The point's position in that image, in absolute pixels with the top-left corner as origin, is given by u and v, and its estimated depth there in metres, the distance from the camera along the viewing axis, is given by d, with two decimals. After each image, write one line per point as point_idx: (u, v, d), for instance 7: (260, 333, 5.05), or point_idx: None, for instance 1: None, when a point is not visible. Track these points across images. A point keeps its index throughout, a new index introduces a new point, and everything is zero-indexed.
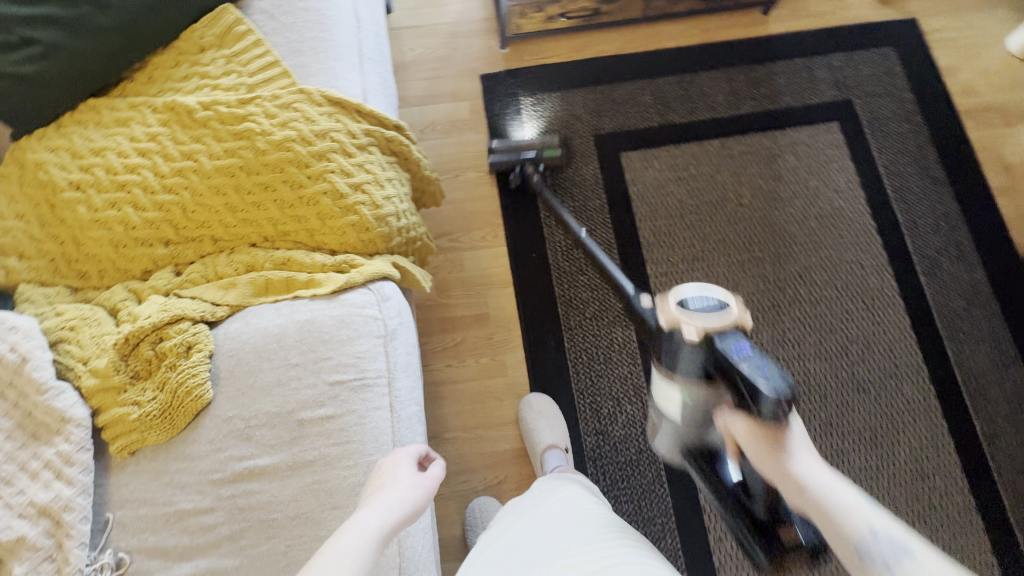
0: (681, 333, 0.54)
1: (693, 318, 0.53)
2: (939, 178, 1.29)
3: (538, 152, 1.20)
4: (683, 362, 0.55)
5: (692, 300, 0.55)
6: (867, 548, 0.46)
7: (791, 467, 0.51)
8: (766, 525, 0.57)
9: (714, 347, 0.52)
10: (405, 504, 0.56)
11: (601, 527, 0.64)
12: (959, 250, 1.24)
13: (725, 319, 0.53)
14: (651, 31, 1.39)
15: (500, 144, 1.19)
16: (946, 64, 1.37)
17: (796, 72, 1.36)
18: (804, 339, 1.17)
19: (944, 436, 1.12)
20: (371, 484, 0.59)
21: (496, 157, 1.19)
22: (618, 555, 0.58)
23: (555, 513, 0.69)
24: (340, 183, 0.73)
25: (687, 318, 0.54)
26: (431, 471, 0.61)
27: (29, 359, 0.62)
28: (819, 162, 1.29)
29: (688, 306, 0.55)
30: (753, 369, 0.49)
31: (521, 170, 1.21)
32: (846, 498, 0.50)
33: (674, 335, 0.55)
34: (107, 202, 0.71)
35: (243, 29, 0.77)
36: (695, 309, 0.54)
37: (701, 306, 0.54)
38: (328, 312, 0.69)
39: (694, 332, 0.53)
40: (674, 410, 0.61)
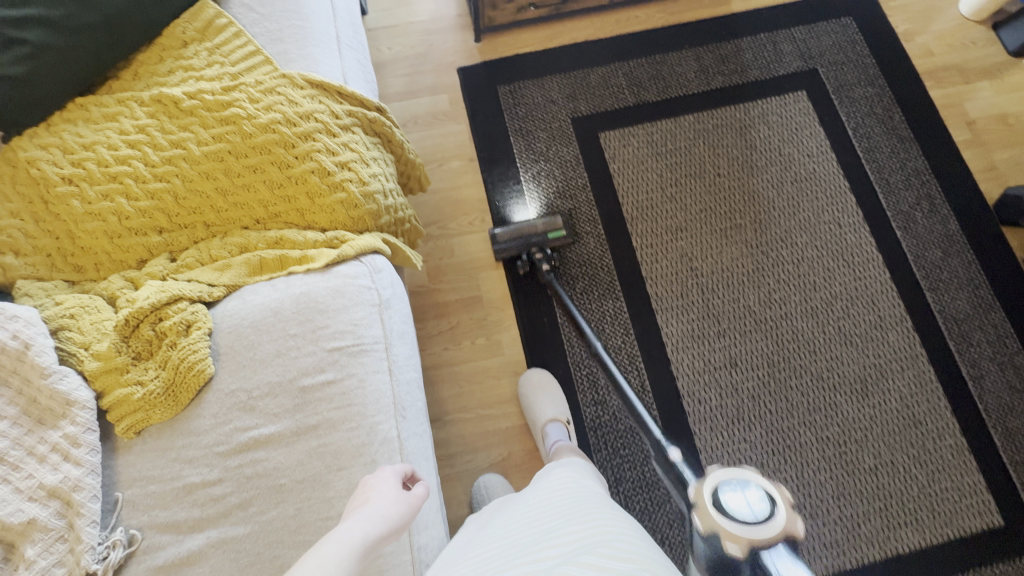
0: (722, 545, 0.45)
1: (736, 530, 0.44)
2: (906, 137, 1.33)
3: (543, 235, 1.18)
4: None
5: (729, 495, 0.47)
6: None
7: None
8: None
9: (761, 565, 0.43)
10: (389, 519, 0.54)
11: (594, 509, 0.64)
12: (931, 203, 1.28)
13: (777, 531, 0.44)
14: (620, 17, 1.44)
15: (504, 230, 1.17)
16: (903, 29, 1.43)
17: (761, 46, 1.41)
18: (790, 299, 1.20)
19: (932, 382, 1.15)
20: (355, 499, 0.57)
21: (501, 243, 1.16)
22: (607, 530, 0.58)
23: (549, 499, 0.69)
24: (327, 162, 0.75)
25: (730, 530, 0.44)
26: (417, 490, 0.59)
27: (32, 345, 0.63)
28: (791, 130, 1.33)
29: (727, 508, 0.46)
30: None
31: (528, 256, 1.17)
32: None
33: (711, 541, 0.46)
34: (99, 194, 0.73)
35: (223, 21, 0.80)
36: (738, 516, 0.45)
37: (742, 508, 0.45)
38: (322, 284, 0.71)
39: (739, 549, 0.43)
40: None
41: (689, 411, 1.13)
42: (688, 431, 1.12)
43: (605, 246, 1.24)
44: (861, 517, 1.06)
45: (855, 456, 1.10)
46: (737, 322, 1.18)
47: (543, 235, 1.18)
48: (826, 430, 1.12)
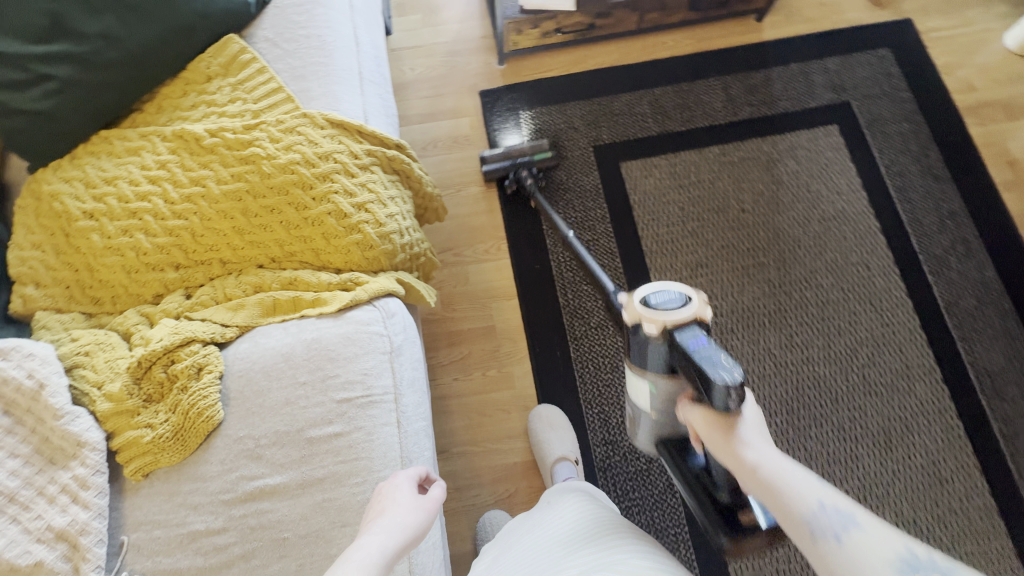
0: (643, 330, 0.56)
1: (654, 315, 0.55)
2: (942, 176, 1.28)
3: (530, 156, 1.23)
4: (650, 355, 0.57)
5: (654, 296, 0.57)
6: (815, 525, 0.45)
7: (744, 453, 0.49)
8: (727, 510, 0.56)
9: (673, 339, 0.54)
10: (407, 529, 0.55)
11: (606, 521, 0.69)
12: (967, 247, 1.23)
13: (687, 316, 0.54)
14: (647, 42, 1.40)
15: (493, 153, 1.23)
16: (944, 62, 1.37)
17: (792, 76, 1.36)
18: (812, 342, 1.16)
19: (961, 438, 1.10)
20: (371, 509, 0.58)
21: (490, 166, 1.23)
22: (623, 545, 0.63)
23: (562, 513, 0.73)
24: (344, 204, 0.74)
25: (649, 314, 0.55)
26: (433, 493, 0.60)
27: (46, 385, 0.63)
28: (820, 166, 1.29)
29: (651, 304, 0.57)
30: (709, 361, 0.50)
31: (516, 175, 1.22)
32: (791, 471, 0.49)
33: (637, 330, 0.57)
34: (119, 230, 0.73)
35: (247, 57, 0.80)
36: (657, 305, 0.56)
37: (662, 300, 0.56)
38: (334, 330, 0.70)
39: (654, 327, 0.55)
40: (643, 401, 0.64)
41: None
42: None
43: (622, 280, 1.22)
44: None
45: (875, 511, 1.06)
46: (756, 365, 1.15)
47: (531, 157, 1.23)
48: (845, 481, 1.08)
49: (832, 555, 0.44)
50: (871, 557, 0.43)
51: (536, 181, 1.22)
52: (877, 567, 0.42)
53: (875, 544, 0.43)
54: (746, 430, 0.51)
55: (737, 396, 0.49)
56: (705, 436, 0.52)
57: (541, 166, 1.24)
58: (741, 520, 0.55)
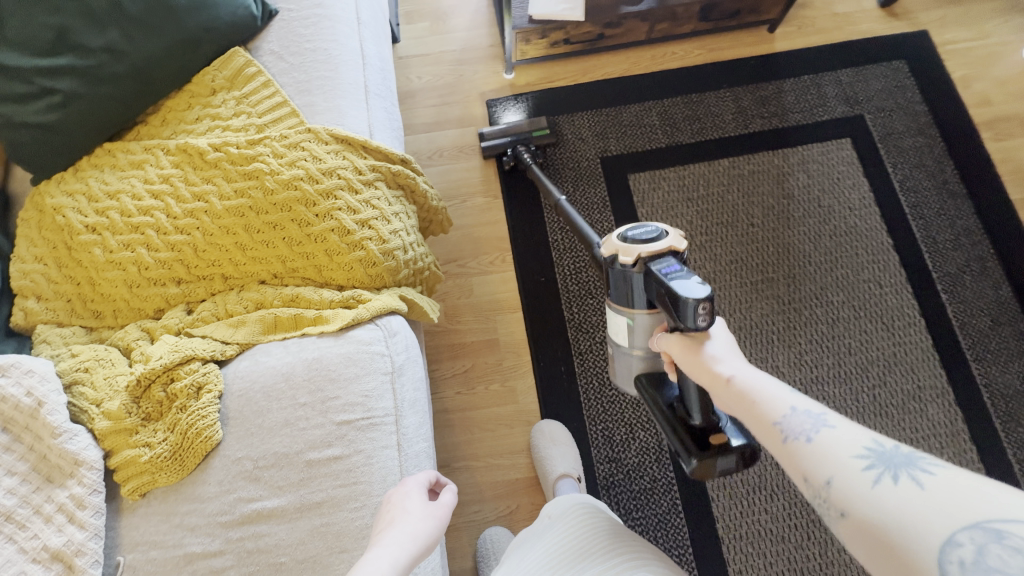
0: (619, 262, 0.59)
1: (629, 247, 0.58)
2: (957, 192, 1.26)
3: (528, 133, 1.26)
4: (628, 287, 0.60)
5: (633, 232, 0.60)
6: (785, 426, 0.42)
7: (718, 367, 0.48)
8: (700, 433, 0.59)
9: (648, 268, 0.56)
10: (418, 538, 0.54)
11: (607, 529, 0.68)
12: (982, 265, 1.20)
13: (661, 247, 0.57)
14: (657, 52, 1.39)
15: (491, 130, 1.26)
16: (961, 75, 1.35)
17: (804, 88, 1.34)
18: (821, 359, 1.14)
19: (973, 461, 1.07)
20: (382, 519, 0.57)
21: (490, 142, 1.25)
22: (628, 560, 0.63)
23: (561, 525, 0.71)
24: (347, 221, 0.73)
25: (625, 247, 0.58)
26: (443, 498, 0.60)
27: (44, 403, 0.63)
28: (832, 180, 1.27)
29: (629, 239, 0.60)
30: (678, 280, 0.52)
31: (513, 151, 1.24)
32: (765, 380, 0.46)
33: (615, 264, 0.60)
34: (121, 244, 0.73)
35: (252, 70, 0.79)
36: (634, 241, 0.59)
37: (638, 236, 0.59)
38: (335, 350, 0.69)
39: (629, 258, 0.57)
40: (622, 338, 0.66)
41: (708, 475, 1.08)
42: (705, 496, 1.07)
43: None
44: None
45: None
46: None
47: (529, 133, 1.26)
48: None
49: (802, 455, 0.40)
50: (845, 453, 0.39)
51: (534, 157, 1.24)
52: (847, 460, 0.38)
53: (848, 441, 0.39)
54: (719, 348, 0.50)
55: (706, 313, 0.50)
56: (681, 361, 0.53)
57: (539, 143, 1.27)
58: (712, 440, 0.59)
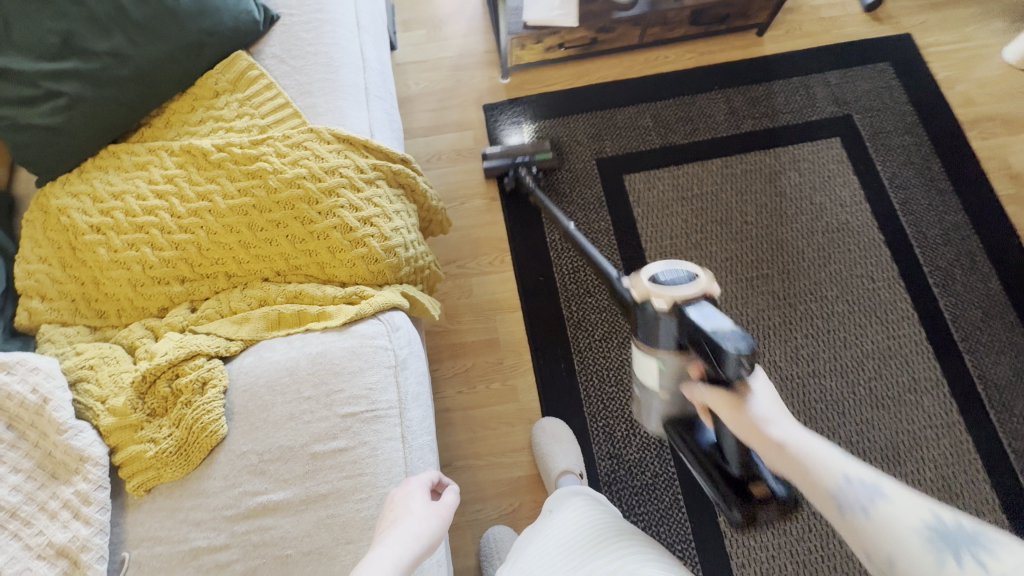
0: (651, 305, 0.54)
1: (661, 290, 0.54)
2: (945, 188, 1.28)
3: (530, 155, 1.26)
4: (659, 331, 0.55)
5: (662, 274, 0.56)
6: (842, 497, 0.41)
7: (767, 428, 0.47)
8: (739, 483, 0.53)
9: (682, 313, 0.52)
10: (421, 537, 0.55)
11: (614, 528, 0.68)
12: (971, 259, 1.22)
13: (693, 290, 0.53)
14: (649, 56, 1.42)
15: (494, 150, 1.26)
16: (945, 76, 1.38)
17: (793, 89, 1.37)
18: (817, 353, 1.15)
19: (969, 451, 1.09)
20: (385, 518, 0.58)
21: (491, 163, 1.26)
22: (636, 551, 0.62)
23: (567, 523, 0.71)
24: (349, 218, 0.75)
25: (657, 290, 0.54)
26: (445, 497, 0.61)
27: (50, 399, 0.63)
28: (823, 178, 1.29)
29: (659, 280, 0.56)
30: (721, 331, 0.48)
31: (515, 173, 1.25)
32: (817, 446, 0.45)
33: (645, 307, 0.56)
34: (126, 243, 0.74)
35: (255, 73, 0.81)
36: (665, 282, 0.55)
37: (669, 277, 0.55)
38: (339, 344, 0.70)
39: (663, 302, 0.53)
40: (652, 379, 0.61)
41: None
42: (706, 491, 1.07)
43: None
44: None
45: None
46: None
47: (532, 156, 1.26)
48: None
49: (858, 526, 0.40)
50: (900, 526, 0.39)
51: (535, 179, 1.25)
52: (908, 536, 0.38)
53: (906, 514, 0.40)
54: (765, 403, 0.48)
55: (749, 364, 0.47)
56: (720, 413, 0.51)
57: (542, 166, 1.27)
58: (753, 492, 0.52)
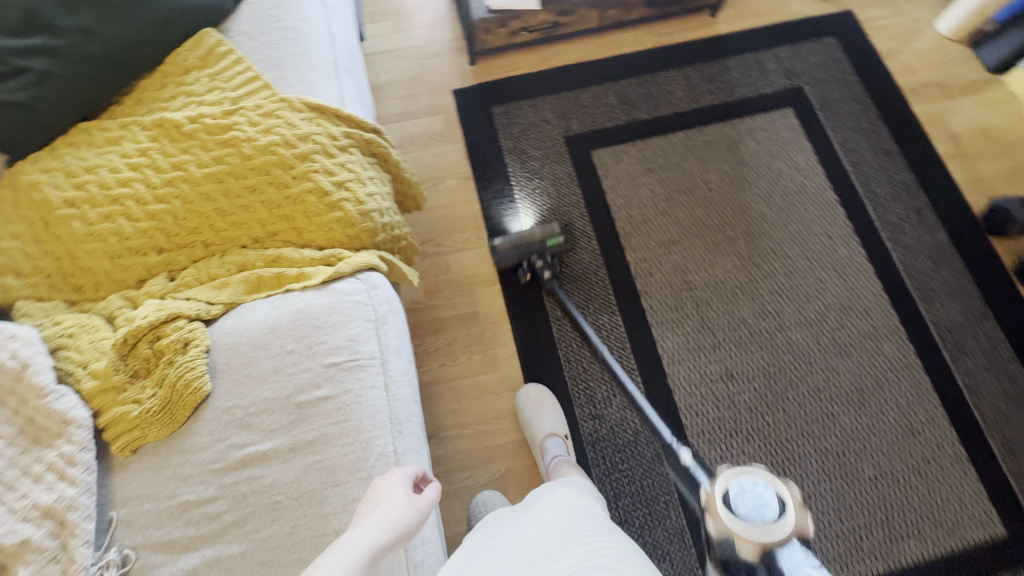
0: (735, 547, 0.45)
1: (750, 534, 0.44)
2: (891, 151, 1.37)
3: (542, 243, 1.16)
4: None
5: (739, 496, 0.47)
6: None
7: None
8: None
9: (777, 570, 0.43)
10: (397, 526, 0.55)
11: (592, 528, 0.66)
12: (919, 214, 1.30)
13: (785, 531, 0.44)
14: (610, 39, 1.48)
15: (503, 242, 1.14)
16: (886, 48, 1.47)
17: (747, 65, 1.45)
18: (784, 311, 1.21)
19: (928, 391, 1.15)
20: (366, 503, 0.58)
21: (502, 255, 1.14)
22: (608, 551, 0.60)
23: (550, 518, 0.70)
24: (324, 182, 0.77)
25: (743, 533, 0.44)
26: (427, 493, 0.60)
27: (30, 364, 0.63)
28: (779, 145, 1.36)
29: (736, 510, 0.46)
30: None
31: (529, 264, 1.17)
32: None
33: (723, 546, 0.46)
34: (101, 216, 0.74)
35: (224, 49, 0.83)
36: (750, 519, 0.45)
37: (750, 513, 0.45)
38: (319, 300, 0.72)
39: (752, 550, 0.44)
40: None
41: (687, 423, 1.13)
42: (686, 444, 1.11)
43: (600, 260, 1.26)
44: (865, 529, 1.06)
45: (855, 466, 1.10)
46: (733, 334, 1.19)
47: (543, 243, 1.16)
48: (825, 439, 1.12)
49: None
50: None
51: (550, 270, 1.18)
52: None
53: None
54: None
55: None
56: None
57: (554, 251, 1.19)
58: None
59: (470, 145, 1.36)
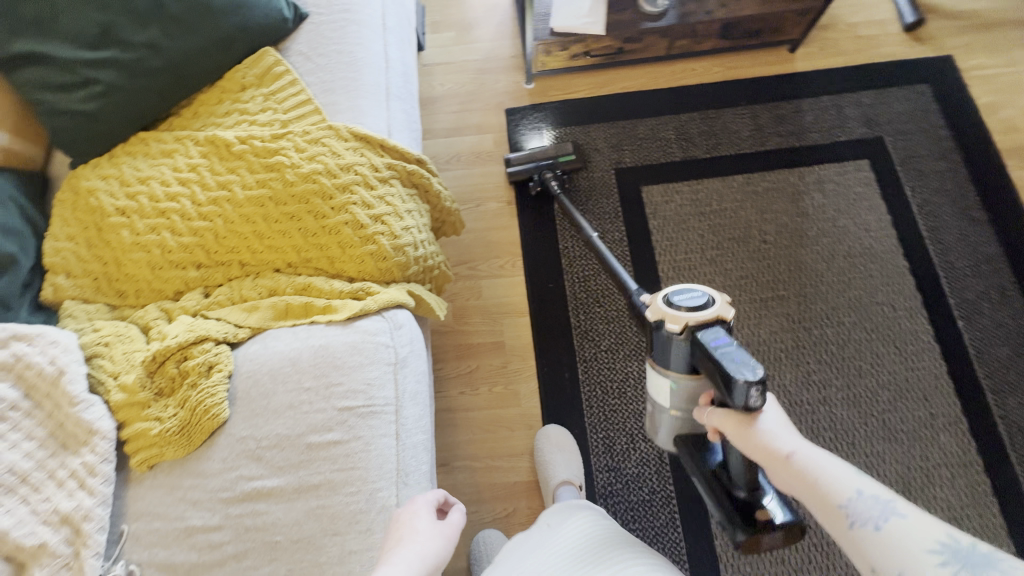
0: (665, 329, 0.55)
1: (678, 314, 0.55)
2: (978, 219, 1.23)
3: (554, 158, 1.24)
4: (670, 352, 0.57)
5: (679, 298, 0.57)
6: (852, 512, 0.43)
7: (769, 442, 0.48)
8: (745, 506, 0.58)
9: (696, 339, 0.53)
10: (428, 557, 0.57)
11: (613, 553, 0.66)
12: (1002, 293, 1.17)
13: (707, 315, 0.54)
14: (675, 68, 1.41)
15: (516, 156, 1.25)
16: (987, 102, 1.33)
17: (823, 108, 1.34)
18: (830, 382, 1.12)
19: (987, 494, 1.04)
20: (391, 537, 0.59)
21: (514, 167, 1.24)
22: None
23: (562, 553, 0.68)
24: (361, 215, 0.76)
25: (673, 314, 0.55)
26: (450, 520, 0.63)
27: (66, 372, 0.66)
28: (848, 201, 1.26)
29: (674, 304, 0.57)
30: (728, 357, 0.50)
31: (539, 177, 1.24)
32: (823, 456, 0.47)
33: (659, 331, 0.57)
34: (147, 227, 0.76)
35: (281, 69, 0.83)
36: (681, 307, 0.56)
37: (685, 303, 0.56)
38: (342, 338, 0.72)
39: (678, 326, 0.54)
40: (664, 398, 0.63)
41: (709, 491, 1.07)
42: (705, 510, 1.05)
43: None
44: None
45: None
46: None
47: (554, 159, 1.25)
48: None
49: (869, 544, 0.41)
50: (914, 543, 0.40)
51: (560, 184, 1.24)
52: (918, 553, 0.39)
53: (917, 534, 0.40)
54: (771, 423, 0.49)
55: (760, 393, 0.48)
56: (727, 431, 0.52)
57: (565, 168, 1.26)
58: (758, 516, 0.57)
59: None
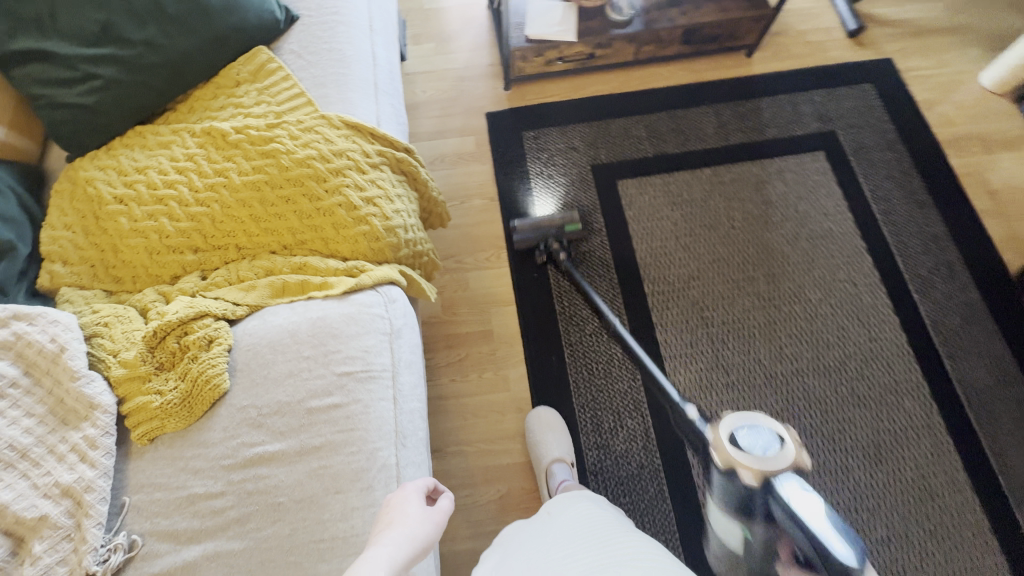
0: (739, 477, 0.55)
1: (750, 462, 0.55)
2: (925, 202, 1.34)
3: (560, 227, 1.22)
4: (731, 496, 0.58)
5: (743, 437, 0.57)
6: None
7: None
8: None
9: (774, 494, 0.54)
10: (416, 539, 0.57)
11: (608, 530, 0.70)
12: (950, 268, 1.27)
13: (781, 463, 0.54)
14: (644, 73, 1.50)
15: (523, 222, 1.21)
16: (926, 98, 1.46)
17: (781, 106, 1.45)
18: (801, 354, 1.19)
19: (950, 452, 1.11)
20: (380, 521, 0.60)
21: (522, 235, 1.21)
22: (623, 549, 0.64)
23: (562, 525, 0.74)
24: (354, 197, 0.80)
25: (745, 461, 0.55)
26: (440, 505, 0.63)
27: (67, 348, 0.67)
28: (807, 188, 1.35)
29: (741, 447, 0.56)
30: (820, 527, 0.51)
31: (545, 246, 1.23)
32: None
33: (728, 474, 0.56)
34: (145, 214, 0.79)
35: (273, 65, 0.88)
36: (750, 450, 0.55)
37: (753, 448, 0.55)
38: (338, 310, 0.75)
39: (754, 477, 0.54)
40: (734, 538, 0.66)
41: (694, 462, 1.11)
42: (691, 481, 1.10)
43: (617, 289, 1.26)
44: None
45: (868, 525, 1.06)
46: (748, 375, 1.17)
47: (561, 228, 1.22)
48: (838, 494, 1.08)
49: None
50: None
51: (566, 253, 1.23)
52: None
53: None
54: None
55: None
56: None
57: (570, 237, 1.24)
58: None
59: (500, 164, 1.40)
